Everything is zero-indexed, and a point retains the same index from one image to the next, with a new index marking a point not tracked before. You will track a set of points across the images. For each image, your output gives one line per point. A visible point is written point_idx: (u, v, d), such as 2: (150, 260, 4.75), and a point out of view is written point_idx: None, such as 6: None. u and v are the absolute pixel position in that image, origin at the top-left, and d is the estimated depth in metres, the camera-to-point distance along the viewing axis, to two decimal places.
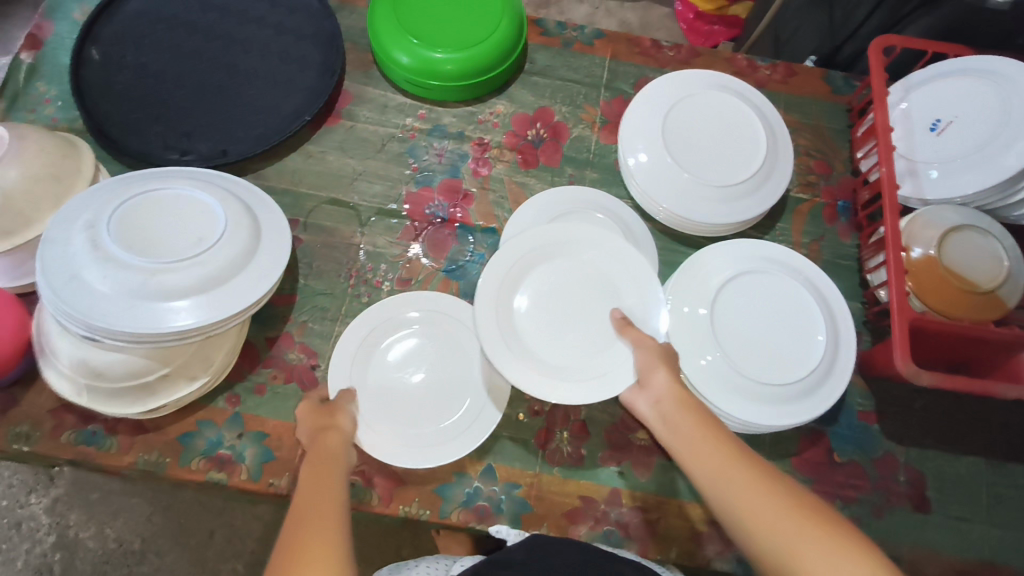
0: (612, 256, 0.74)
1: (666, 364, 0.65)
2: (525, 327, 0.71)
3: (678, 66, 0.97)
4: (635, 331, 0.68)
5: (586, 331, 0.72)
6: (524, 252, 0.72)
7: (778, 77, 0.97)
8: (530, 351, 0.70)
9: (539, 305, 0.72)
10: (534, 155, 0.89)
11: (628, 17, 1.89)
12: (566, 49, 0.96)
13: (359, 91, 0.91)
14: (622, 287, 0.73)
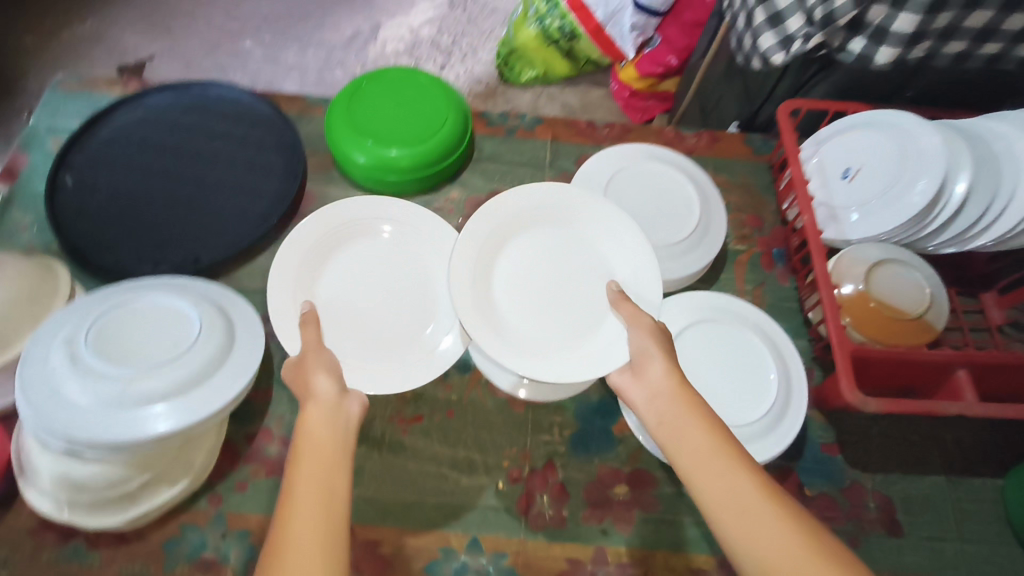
0: (608, 230, 0.84)
1: (666, 357, 0.68)
2: (507, 300, 0.80)
3: (613, 141, 1.06)
4: (630, 308, 0.74)
5: (564, 303, 0.81)
6: (520, 214, 0.83)
7: (704, 144, 1.07)
8: (503, 320, 0.79)
9: (523, 273, 0.82)
10: None
11: (569, 100, 2.07)
12: (510, 136, 1.06)
13: (324, 191, 0.98)
14: (614, 266, 0.83)
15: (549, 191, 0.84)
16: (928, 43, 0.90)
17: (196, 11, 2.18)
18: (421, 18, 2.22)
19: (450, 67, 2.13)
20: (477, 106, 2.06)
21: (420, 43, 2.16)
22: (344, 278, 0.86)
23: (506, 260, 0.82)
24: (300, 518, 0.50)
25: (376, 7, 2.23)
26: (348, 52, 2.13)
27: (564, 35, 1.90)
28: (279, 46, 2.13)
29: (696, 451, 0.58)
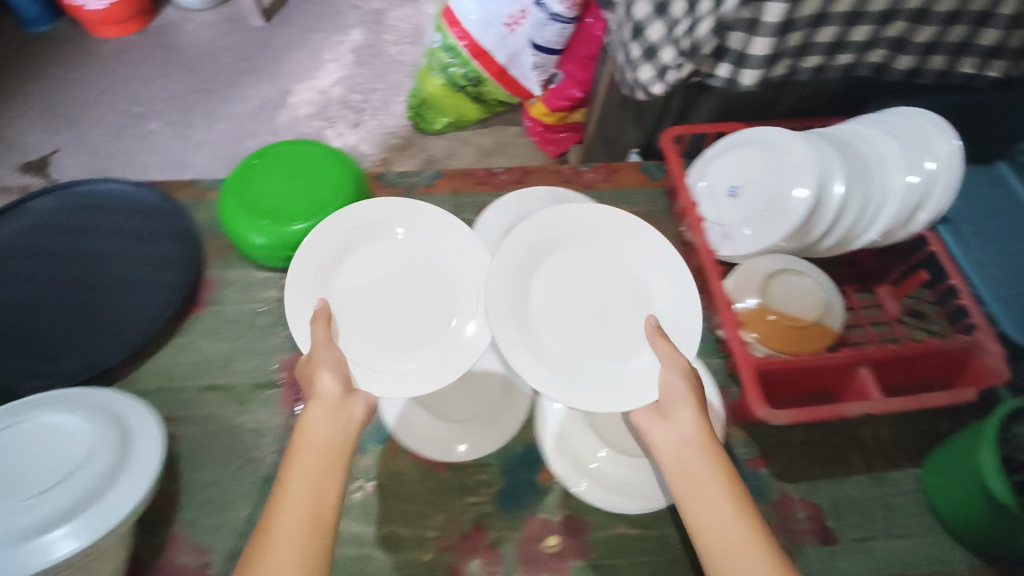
0: (642, 260, 0.90)
1: (692, 402, 0.72)
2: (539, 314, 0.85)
3: (512, 185, 1.08)
4: (664, 343, 0.78)
5: (592, 327, 0.86)
6: (558, 236, 0.89)
7: (600, 177, 1.09)
8: (539, 339, 0.83)
9: (555, 295, 0.87)
10: None
11: (483, 141, 2.14)
12: (410, 193, 1.06)
13: (223, 276, 0.96)
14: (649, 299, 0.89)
15: (569, 215, 0.89)
16: (786, 61, 0.94)
17: (98, 98, 2.15)
18: (330, 80, 2.25)
19: (363, 123, 2.15)
20: (394, 158, 2.08)
21: (332, 104, 2.19)
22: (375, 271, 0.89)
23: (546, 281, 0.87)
24: (287, 513, 0.57)
25: (284, 74, 2.25)
26: (259, 121, 2.14)
27: (469, 81, 1.95)
28: (188, 123, 2.13)
29: (708, 504, 0.62)
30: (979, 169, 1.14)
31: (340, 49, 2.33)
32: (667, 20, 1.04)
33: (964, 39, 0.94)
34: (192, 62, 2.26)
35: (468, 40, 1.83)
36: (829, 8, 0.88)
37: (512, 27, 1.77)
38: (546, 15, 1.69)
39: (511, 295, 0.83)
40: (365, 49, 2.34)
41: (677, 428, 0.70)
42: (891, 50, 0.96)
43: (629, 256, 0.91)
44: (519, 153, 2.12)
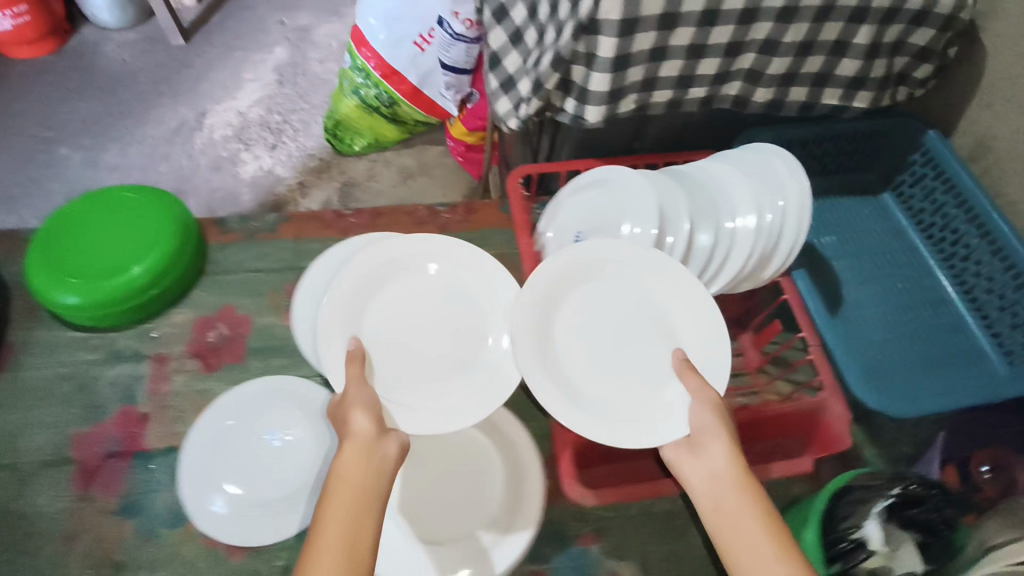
0: (669, 285, 0.80)
1: (722, 436, 0.67)
2: (564, 350, 0.79)
3: (361, 229, 1.01)
4: (696, 380, 0.72)
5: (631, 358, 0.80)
6: (593, 265, 0.81)
7: (458, 217, 1.02)
8: (566, 377, 0.77)
9: (601, 323, 0.81)
10: (217, 357, 0.88)
11: (406, 162, 2.05)
12: (249, 241, 0.98)
13: (28, 337, 0.89)
14: (677, 326, 0.80)
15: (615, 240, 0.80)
16: (633, 97, 0.87)
17: (7, 123, 2.07)
18: (249, 100, 2.17)
19: (282, 145, 2.07)
20: (312, 182, 2.00)
21: (250, 125, 2.11)
22: (389, 296, 0.81)
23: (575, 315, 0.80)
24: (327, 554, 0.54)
25: (202, 94, 2.17)
26: (174, 145, 2.04)
27: (383, 102, 1.88)
28: (100, 147, 2.03)
29: (749, 545, 0.59)
30: (864, 201, 1.09)
31: (262, 68, 2.25)
32: (522, 51, 0.98)
33: (824, 69, 0.88)
34: (108, 82, 2.17)
35: (377, 60, 1.77)
36: (666, 42, 0.81)
37: (422, 47, 1.71)
38: (450, 34, 1.60)
39: (528, 336, 0.76)
40: (288, 67, 2.26)
41: (707, 462, 0.66)
42: (746, 81, 0.89)
43: (649, 285, 0.82)
44: (443, 174, 2.04)
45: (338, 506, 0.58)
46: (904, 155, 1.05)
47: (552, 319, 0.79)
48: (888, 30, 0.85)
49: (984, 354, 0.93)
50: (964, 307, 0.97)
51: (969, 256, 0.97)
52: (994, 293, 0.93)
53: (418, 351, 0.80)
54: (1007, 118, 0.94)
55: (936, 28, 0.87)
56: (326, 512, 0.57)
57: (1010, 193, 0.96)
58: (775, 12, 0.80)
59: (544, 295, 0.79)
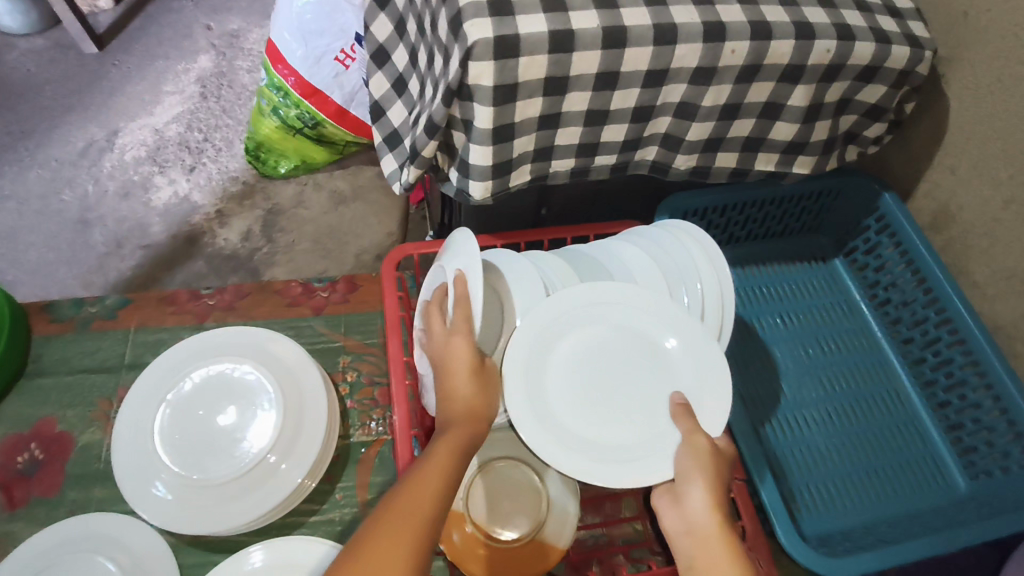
0: (667, 317, 0.65)
1: (706, 476, 0.55)
2: (556, 386, 0.64)
3: (221, 312, 0.86)
4: (691, 425, 0.58)
5: (625, 398, 0.64)
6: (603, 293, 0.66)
7: (337, 296, 0.88)
8: (552, 415, 0.62)
9: (595, 353, 0.66)
10: (25, 489, 0.73)
11: (338, 185, 1.69)
12: (82, 331, 0.83)
13: None
14: (678, 364, 0.64)
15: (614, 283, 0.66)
16: (527, 167, 0.73)
17: None
18: (169, 115, 1.77)
19: (201, 167, 1.70)
20: (232, 210, 1.65)
21: (167, 145, 1.73)
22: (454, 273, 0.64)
23: (571, 345, 0.65)
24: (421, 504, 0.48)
25: (114, 109, 1.77)
26: (79, 168, 1.68)
27: (306, 123, 1.53)
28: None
29: None
30: (813, 267, 0.95)
31: (184, 79, 1.82)
32: (406, 101, 0.82)
33: (755, 133, 0.75)
34: (12, 93, 1.77)
35: (296, 78, 1.42)
36: (558, 108, 0.67)
37: (346, 63, 1.39)
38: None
39: (521, 366, 0.63)
40: (214, 77, 1.83)
41: (684, 511, 0.55)
42: (664, 147, 0.76)
43: (652, 319, 0.66)
44: (379, 198, 1.68)
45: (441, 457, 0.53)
46: (856, 219, 0.91)
47: (552, 350, 0.65)
48: (829, 89, 0.72)
49: (944, 466, 0.81)
50: (920, 404, 0.85)
51: (928, 344, 0.84)
52: (955, 393, 0.80)
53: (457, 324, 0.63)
54: (973, 186, 0.80)
55: (888, 84, 0.74)
56: (433, 457, 0.52)
57: (975, 273, 0.82)
58: (689, 73, 0.67)
59: (550, 317, 0.65)
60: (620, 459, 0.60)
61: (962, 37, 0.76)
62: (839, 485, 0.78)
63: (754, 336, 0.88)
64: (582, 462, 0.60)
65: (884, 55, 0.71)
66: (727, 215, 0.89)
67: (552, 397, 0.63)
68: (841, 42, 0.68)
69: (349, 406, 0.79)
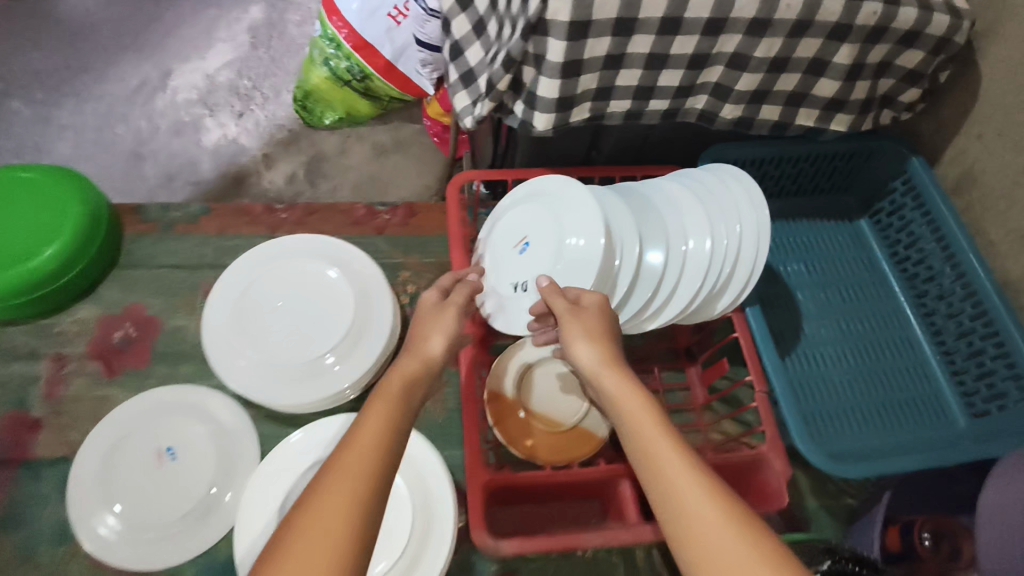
0: (578, 218, 0.76)
1: (599, 317, 0.60)
2: (536, 214, 0.81)
3: (293, 228, 0.93)
4: (582, 320, 0.60)
5: (563, 256, 0.76)
6: (535, 209, 0.81)
7: (398, 219, 0.95)
8: (554, 221, 0.78)
9: (555, 241, 0.78)
10: (121, 361, 0.81)
11: (380, 137, 1.76)
12: (166, 233, 0.91)
13: None
14: (573, 258, 0.75)
15: (537, 211, 0.81)
16: (587, 105, 0.81)
17: None
18: (219, 62, 1.83)
19: (249, 113, 1.77)
20: (278, 153, 1.73)
21: (218, 89, 1.79)
22: (522, 227, 0.82)
23: (537, 218, 0.80)
24: (339, 499, 0.42)
25: (168, 51, 1.82)
26: (134, 105, 1.76)
27: (355, 76, 1.58)
28: (54, 103, 1.74)
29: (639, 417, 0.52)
30: (839, 226, 1.02)
31: (236, 28, 1.87)
32: (485, 42, 0.90)
33: (799, 88, 0.82)
34: (68, 29, 1.83)
35: (348, 30, 1.48)
36: (623, 49, 0.75)
37: (398, 20, 1.44)
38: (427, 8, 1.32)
39: (536, 194, 0.82)
40: (264, 28, 1.88)
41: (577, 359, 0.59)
42: (715, 96, 0.83)
43: (565, 227, 0.77)
44: (418, 152, 1.75)
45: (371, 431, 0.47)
46: (884, 181, 0.98)
47: (533, 205, 0.81)
48: (871, 51, 0.79)
49: (947, 406, 0.88)
50: (930, 351, 0.92)
51: (941, 296, 0.90)
52: (962, 340, 0.87)
53: (508, 228, 0.83)
54: (995, 154, 0.87)
55: (926, 51, 0.81)
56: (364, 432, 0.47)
57: (992, 235, 0.90)
58: (745, 25, 0.74)
59: (528, 198, 0.83)
60: (581, 261, 0.74)
61: (999, 13, 0.81)
62: (849, 414, 0.86)
63: (780, 281, 0.95)
64: (582, 229, 0.75)
65: (924, 21, 0.77)
66: (764, 169, 0.96)
67: (549, 211, 0.79)
68: (887, 6, 0.75)
69: (409, 314, 0.88)
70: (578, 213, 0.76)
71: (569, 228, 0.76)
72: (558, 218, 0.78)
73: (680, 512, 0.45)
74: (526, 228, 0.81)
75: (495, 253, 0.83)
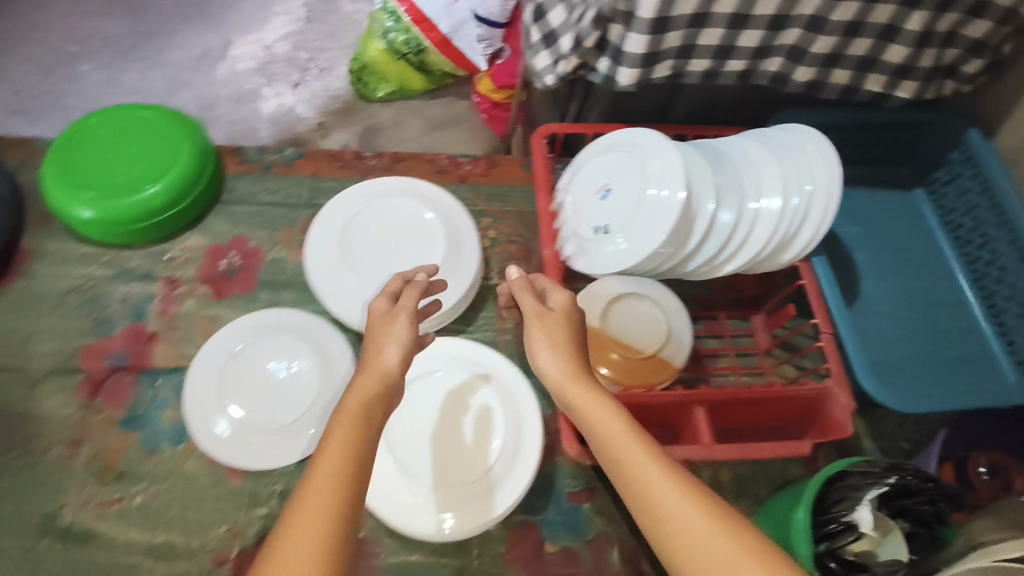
0: (662, 168, 0.80)
1: (567, 318, 0.62)
2: (619, 163, 0.86)
3: (380, 174, 1.00)
4: (552, 322, 0.61)
5: (644, 203, 0.81)
6: (619, 157, 0.86)
7: (479, 170, 1.02)
8: (638, 169, 0.83)
9: (638, 187, 0.83)
10: (228, 285, 0.88)
11: None
12: (265, 173, 0.98)
13: (39, 246, 0.89)
14: (653, 207, 0.80)
15: (621, 160, 0.86)
16: (669, 62, 0.86)
17: None
18: (277, 34, 1.76)
19: (306, 83, 1.70)
20: (334, 124, 1.66)
21: (275, 60, 1.72)
22: (605, 174, 0.87)
23: (620, 166, 0.85)
24: (316, 521, 0.45)
25: (230, 22, 1.76)
26: (196, 73, 1.68)
27: (412, 49, 1.56)
28: (121, 69, 1.67)
29: (607, 427, 0.54)
30: (894, 194, 1.06)
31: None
32: None
33: (869, 53, 0.87)
34: None
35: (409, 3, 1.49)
36: (709, 8, 0.80)
37: None
38: None
39: (619, 145, 0.86)
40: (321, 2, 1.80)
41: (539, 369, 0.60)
42: (789, 59, 0.88)
43: (650, 174, 0.82)
44: None
45: (339, 447, 0.49)
46: (941, 150, 1.01)
47: (617, 154, 0.86)
48: (942, 19, 0.83)
49: (994, 362, 0.93)
50: (979, 312, 0.96)
51: (992, 260, 0.95)
52: (1012, 300, 0.92)
53: (591, 175, 0.89)
54: None
55: (994, 21, 0.85)
56: (331, 450, 0.48)
57: None
58: None
59: (611, 147, 0.87)
60: (659, 211, 0.79)
61: None
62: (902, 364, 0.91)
63: (836, 242, 1.00)
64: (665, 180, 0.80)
65: None
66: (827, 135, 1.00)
67: (633, 160, 0.84)
68: None
69: (491, 256, 0.95)
70: (662, 163, 0.80)
71: (653, 175, 0.81)
72: (642, 166, 0.83)
73: (656, 517, 0.48)
74: (608, 174, 0.87)
75: (579, 197, 0.89)
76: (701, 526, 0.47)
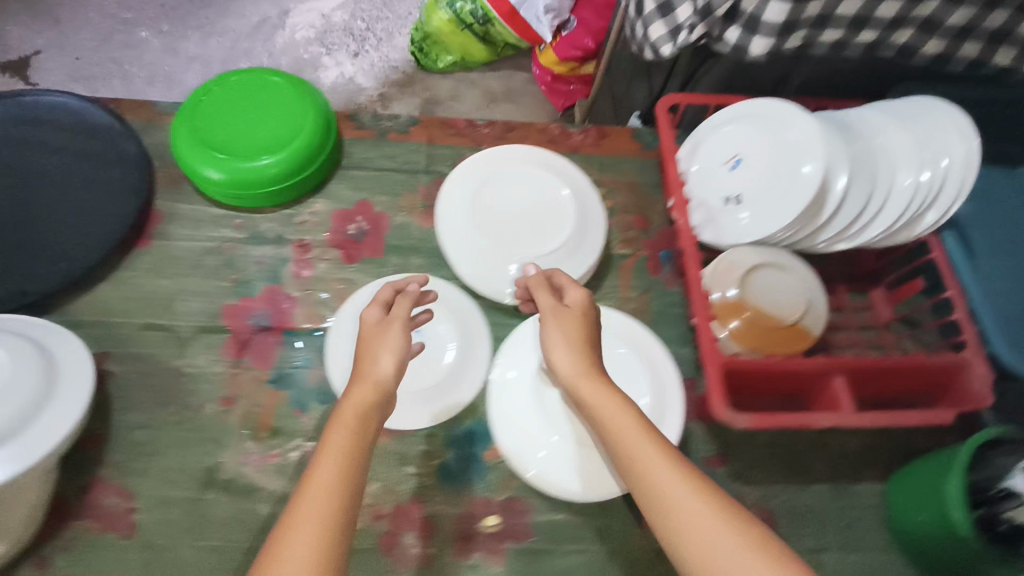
0: (796, 141, 0.80)
1: (581, 317, 0.65)
2: (749, 134, 0.86)
3: (493, 142, 1.01)
4: (566, 319, 0.64)
5: (778, 176, 0.82)
6: (750, 126, 0.86)
7: (590, 141, 1.02)
8: (770, 141, 0.84)
9: (772, 159, 0.83)
10: (358, 250, 0.90)
11: None
12: (382, 139, 0.98)
13: (172, 209, 0.90)
14: (789, 179, 0.80)
15: (751, 131, 0.86)
16: (803, 32, 0.85)
17: None
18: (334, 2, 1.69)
19: (364, 54, 1.64)
20: (394, 95, 1.61)
21: (333, 30, 1.66)
22: (734, 144, 0.87)
23: (750, 137, 0.86)
24: (304, 532, 0.48)
25: None
26: (253, 41, 1.62)
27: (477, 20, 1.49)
28: (182, 35, 1.60)
29: (612, 424, 0.57)
30: None
31: None
32: None
33: (1004, 26, 0.86)
34: None
35: None
36: None
37: None
38: None
39: (749, 114, 0.86)
40: None
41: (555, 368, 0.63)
42: (922, 31, 0.87)
43: (785, 147, 0.82)
44: None
45: (329, 458, 0.53)
46: None
47: (747, 125, 0.86)
48: None
49: None
50: None
51: None
52: None
53: (719, 145, 0.89)
54: None
55: None
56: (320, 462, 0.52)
57: None
58: None
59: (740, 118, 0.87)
60: (795, 183, 0.79)
61: None
62: None
63: None
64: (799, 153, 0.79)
65: None
66: None
67: (763, 132, 0.84)
68: None
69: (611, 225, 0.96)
70: (796, 135, 0.80)
71: (789, 146, 0.81)
72: (775, 137, 0.83)
73: (671, 510, 0.52)
74: (738, 144, 0.87)
75: (705, 167, 0.89)
76: (707, 517, 0.50)
